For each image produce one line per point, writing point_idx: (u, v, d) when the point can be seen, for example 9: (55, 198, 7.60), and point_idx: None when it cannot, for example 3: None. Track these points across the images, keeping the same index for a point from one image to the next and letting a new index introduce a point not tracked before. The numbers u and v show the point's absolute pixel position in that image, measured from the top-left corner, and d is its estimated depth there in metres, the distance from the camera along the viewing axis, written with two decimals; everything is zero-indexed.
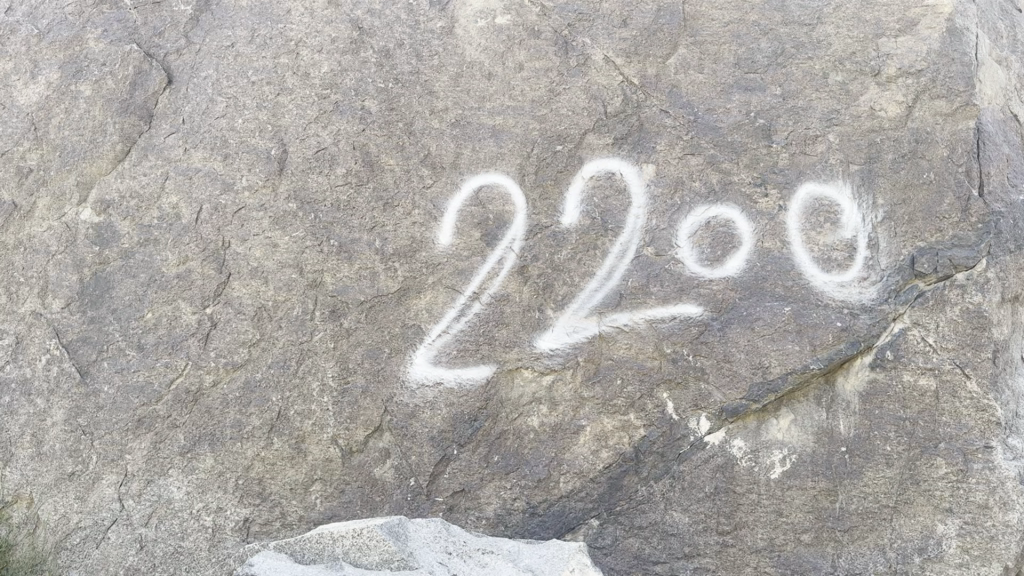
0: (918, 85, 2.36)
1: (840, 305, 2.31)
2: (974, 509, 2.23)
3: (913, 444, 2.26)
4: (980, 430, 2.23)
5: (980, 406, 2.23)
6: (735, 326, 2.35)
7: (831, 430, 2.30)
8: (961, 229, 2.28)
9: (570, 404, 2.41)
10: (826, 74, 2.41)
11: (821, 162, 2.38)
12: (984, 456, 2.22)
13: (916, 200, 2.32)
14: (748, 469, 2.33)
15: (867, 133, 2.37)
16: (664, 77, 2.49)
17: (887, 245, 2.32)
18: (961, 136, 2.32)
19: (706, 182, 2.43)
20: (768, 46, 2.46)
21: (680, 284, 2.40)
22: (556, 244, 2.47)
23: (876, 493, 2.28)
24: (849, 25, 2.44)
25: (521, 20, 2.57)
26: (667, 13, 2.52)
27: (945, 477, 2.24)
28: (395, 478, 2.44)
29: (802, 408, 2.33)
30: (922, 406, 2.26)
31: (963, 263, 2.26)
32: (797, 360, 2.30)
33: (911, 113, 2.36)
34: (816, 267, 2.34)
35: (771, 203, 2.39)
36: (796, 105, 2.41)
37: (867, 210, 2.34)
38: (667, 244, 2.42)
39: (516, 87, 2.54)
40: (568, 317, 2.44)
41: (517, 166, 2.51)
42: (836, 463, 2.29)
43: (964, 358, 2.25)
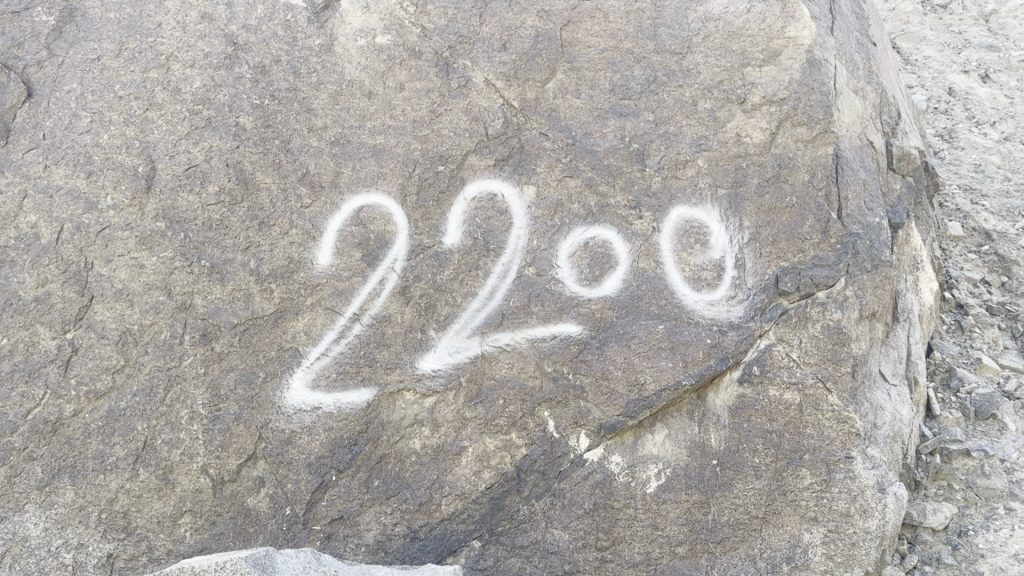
0: (781, 113, 2.48)
1: (710, 322, 2.39)
2: (837, 517, 2.34)
3: (780, 455, 2.36)
4: (842, 441, 2.35)
5: (841, 418, 2.35)
6: (613, 344, 2.40)
7: (703, 444, 2.37)
8: (821, 250, 2.41)
9: (452, 426, 2.39)
10: (695, 102, 2.51)
11: (692, 186, 2.47)
12: (845, 466, 2.34)
13: (779, 222, 2.43)
14: (626, 485, 2.37)
15: (734, 158, 2.47)
16: (543, 100, 2.54)
17: (753, 265, 2.42)
18: (820, 162, 2.46)
19: (584, 204, 2.48)
20: (641, 73, 2.54)
21: (559, 303, 2.43)
22: (438, 264, 2.47)
23: (745, 504, 2.36)
24: (716, 54, 2.53)
25: (402, 41, 2.57)
26: (545, 38, 2.57)
27: (810, 487, 2.35)
28: (270, 508, 2.38)
29: (676, 422, 2.40)
30: (787, 419, 2.36)
31: (823, 282, 2.39)
32: (671, 376, 2.37)
33: (774, 139, 2.48)
34: (688, 286, 2.42)
35: (645, 225, 2.46)
36: (668, 130, 2.50)
37: (735, 232, 2.45)
38: (547, 264, 2.46)
39: (396, 107, 2.53)
40: (450, 337, 2.43)
41: (398, 186, 2.50)
42: (708, 476, 2.36)
43: (826, 372, 2.36)
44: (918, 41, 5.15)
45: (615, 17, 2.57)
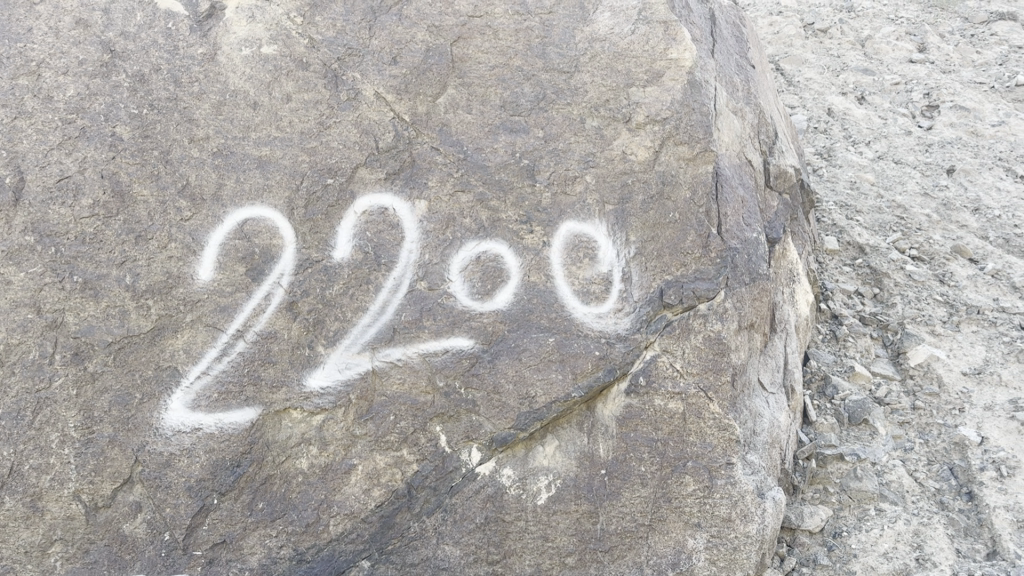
0: (663, 132, 2.57)
1: (598, 335, 2.45)
2: (719, 522, 2.43)
3: (664, 463, 2.42)
4: (723, 448, 2.43)
5: (722, 426, 2.44)
6: (504, 357, 2.42)
7: (592, 455, 2.42)
8: (703, 264, 2.51)
9: (341, 443, 2.35)
10: (583, 120, 2.57)
11: (580, 202, 2.53)
12: (726, 472, 2.42)
13: (664, 237, 2.51)
14: (517, 497, 2.39)
15: (621, 175, 2.54)
16: (434, 115, 2.54)
17: (639, 278, 2.49)
18: (701, 180, 2.56)
19: (475, 218, 2.50)
20: (530, 91, 2.58)
21: (451, 317, 2.43)
22: (327, 279, 2.43)
23: (632, 512, 2.42)
24: (603, 74, 2.60)
25: (289, 51, 2.52)
26: (436, 53, 2.58)
27: (693, 494, 2.42)
28: (148, 534, 2.29)
29: (566, 434, 2.43)
30: (671, 428, 2.43)
31: (704, 295, 2.49)
32: (560, 389, 2.41)
33: (658, 157, 2.56)
34: (577, 299, 2.47)
35: (536, 239, 2.50)
36: (557, 147, 2.55)
37: (622, 246, 2.51)
38: (439, 278, 2.46)
39: (283, 118, 2.48)
40: (339, 353, 2.39)
41: (285, 199, 2.44)
42: (596, 486, 2.41)
43: (707, 382, 2.45)
44: (800, 64, 5.45)
45: (505, 34, 2.61)
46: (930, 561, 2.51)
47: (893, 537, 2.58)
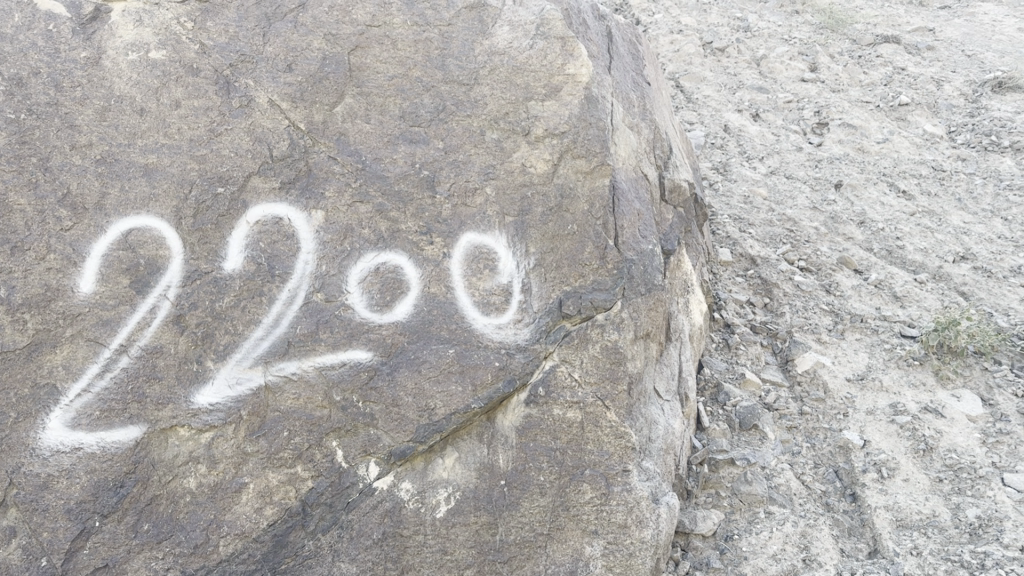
0: (562, 145, 2.60)
1: (498, 346, 2.45)
2: (615, 529, 2.44)
3: (563, 472, 2.44)
4: (619, 455, 2.47)
5: (619, 433, 2.47)
6: (403, 370, 2.39)
7: (491, 466, 2.42)
8: (600, 275, 2.55)
9: (232, 461, 2.28)
10: (483, 132, 2.58)
11: (480, 214, 2.53)
12: (623, 479, 2.46)
13: (562, 248, 2.55)
14: (415, 511, 2.36)
15: (520, 187, 2.57)
16: (331, 124, 2.51)
17: (538, 289, 2.52)
18: (598, 193, 2.60)
19: (374, 229, 2.47)
20: (430, 102, 2.58)
21: (349, 330, 2.39)
22: (217, 291, 2.35)
23: (531, 522, 2.42)
24: (502, 87, 2.63)
25: (179, 57, 2.46)
26: (332, 62, 2.55)
27: (591, 501, 2.44)
28: (23, 560, 2.16)
29: (465, 445, 2.43)
30: (570, 437, 2.46)
31: (602, 305, 2.53)
32: (460, 400, 2.40)
33: (556, 170, 2.59)
34: (477, 310, 2.47)
35: (436, 251, 2.49)
36: (457, 158, 2.55)
37: (521, 257, 2.53)
38: (336, 290, 2.42)
39: (171, 125, 2.40)
40: (230, 368, 2.32)
41: (173, 208, 2.36)
42: (496, 497, 2.41)
43: (605, 391, 2.48)
44: (699, 81, 5.67)
45: (404, 45, 2.61)
46: (816, 561, 2.57)
47: (781, 539, 2.64)
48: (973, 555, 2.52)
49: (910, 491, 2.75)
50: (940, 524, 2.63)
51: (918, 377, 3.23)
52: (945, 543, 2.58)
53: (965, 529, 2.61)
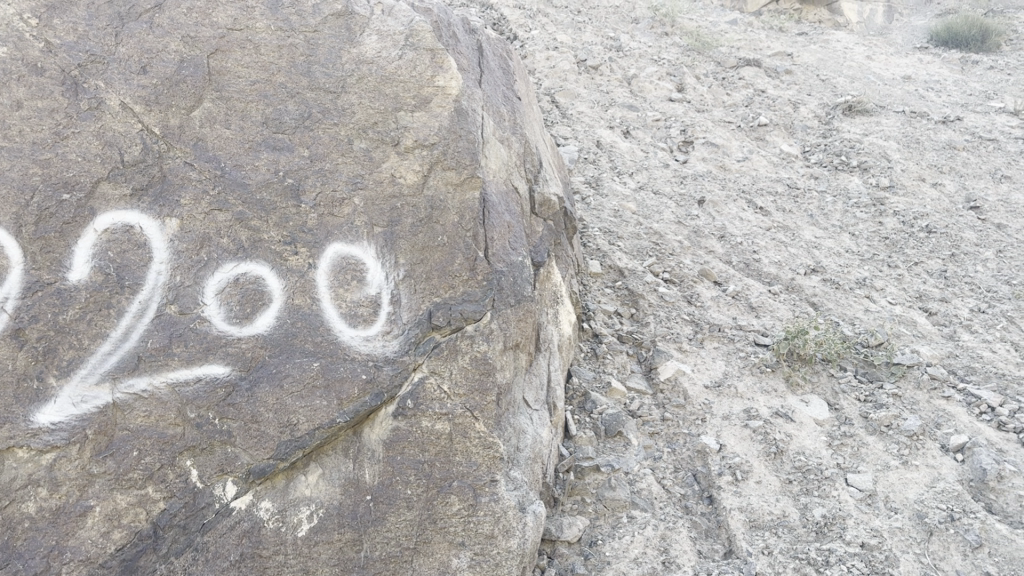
0: (431, 157, 2.59)
1: (365, 358, 2.40)
2: (482, 539, 2.40)
3: (430, 484, 2.39)
4: (487, 466, 2.44)
5: (487, 443, 2.45)
6: (264, 384, 2.31)
7: (357, 481, 2.35)
8: (470, 286, 2.54)
9: (76, 484, 2.13)
10: (350, 141, 2.54)
11: (348, 224, 2.49)
12: (490, 490, 2.42)
13: (432, 260, 2.53)
14: (275, 530, 2.27)
15: (389, 198, 2.54)
16: (188, 129, 2.41)
17: (407, 300, 2.48)
18: (468, 205, 2.61)
19: (234, 238, 2.38)
20: (294, 109, 2.51)
21: (206, 343, 2.29)
22: (61, 303, 2.21)
23: (396, 537, 2.36)
24: (370, 96, 2.59)
25: (21, 54, 2.30)
26: (191, 65, 2.45)
27: (457, 513, 2.39)
28: None
29: (330, 461, 2.36)
30: (438, 448, 2.41)
31: (472, 316, 2.52)
32: (324, 415, 2.33)
33: (426, 181, 2.58)
34: (344, 321, 2.42)
35: (300, 261, 2.43)
36: (323, 167, 2.50)
37: (390, 269, 2.50)
38: (192, 302, 2.31)
39: (12, 127, 2.25)
40: (75, 385, 2.17)
41: (13, 215, 2.21)
42: (361, 512, 2.34)
43: (474, 402, 2.46)
44: (573, 97, 5.80)
45: (267, 50, 2.54)
46: (674, 562, 2.63)
47: (642, 543, 2.68)
48: (819, 552, 2.64)
49: (762, 493, 2.88)
50: (789, 523, 2.76)
51: (770, 384, 3.42)
52: (794, 542, 2.69)
53: (812, 528, 2.74)
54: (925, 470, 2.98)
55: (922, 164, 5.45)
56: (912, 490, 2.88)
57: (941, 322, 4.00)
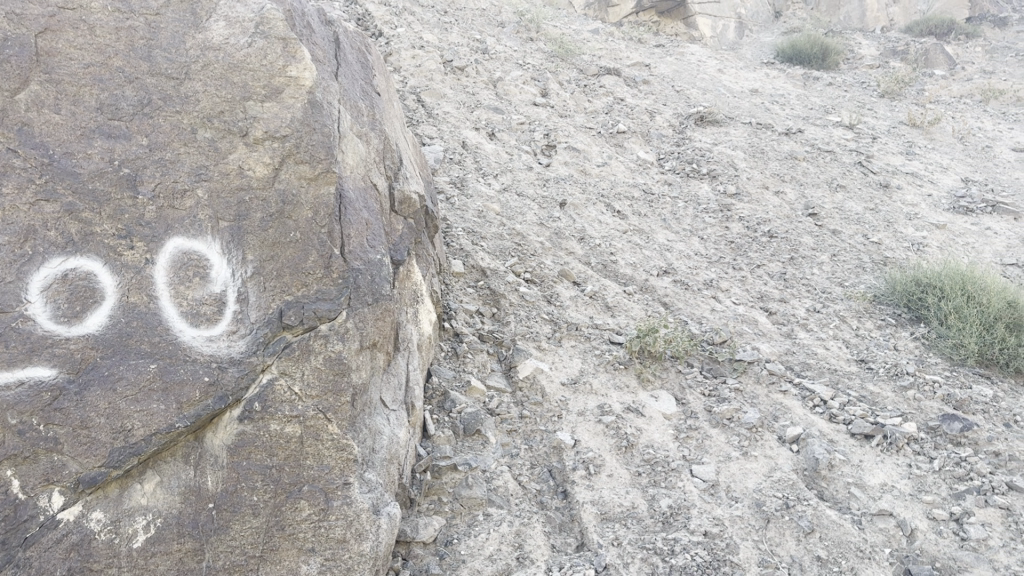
0: (282, 149, 2.49)
1: (208, 359, 2.26)
2: (333, 544, 2.32)
3: (278, 490, 2.29)
4: (340, 468, 2.36)
5: (340, 446, 2.36)
6: (95, 388, 2.13)
7: (199, 488, 2.23)
8: (324, 284, 2.45)
9: None
10: (194, 130, 2.41)
11: (190, 218, 2.36)
12: (343, 493, 2.34)
13: (283, 256, 2.43)
14: (107, 542, 2.12)
15: (236, 191, 2.43)
16: (11, 112, 2.21)
17: (256, 298, 2.37)
18: (322, 201, 2.52)
19: (63, 231, 2.21)
20: (133, 95, 2.36)
21: (29, 344, 2.10)
22: None
23: (242, 545, 2.26)
24: (216, 84, 2.46)
25: None
26: (15, 43, 2.25)
27: (307, 518, 2.31)
28: None
29: (169, 468, 2.21)
30: (287, 452, 2.31)
31: (325, 315, 2.43)
32: (162, 420, 2.17)
33: (277, 175, 2.48)
34: (185, 321, 2.28)
35: (137, 256, 2.28)
36: (164, 157, 2.36)
37: (236, 265, 2.38)
38: (14, 299, 2.11)
39: None
40: None
41: None
42: (203, 521, 2.21)
43: (327, 403, 2.36)
44: (439, 97, 5.77)
45: (103, 31, 2.36)
46: (528, 558, 2.63)
47: (497, 540, 2.68)
48: (665, 542, 2.72)
49: (614, 485, 2.97)
50: (638, 514, 2.84)
51: (623, 380, 3.53)
52: (642, 533, 2.77)
53: (659, 518, 2.83)
54: (762, 460, 3.17)
55: (766, 173, 5.81)
56: (751, 480, 3.05)
57: (781, 321, 4.26)
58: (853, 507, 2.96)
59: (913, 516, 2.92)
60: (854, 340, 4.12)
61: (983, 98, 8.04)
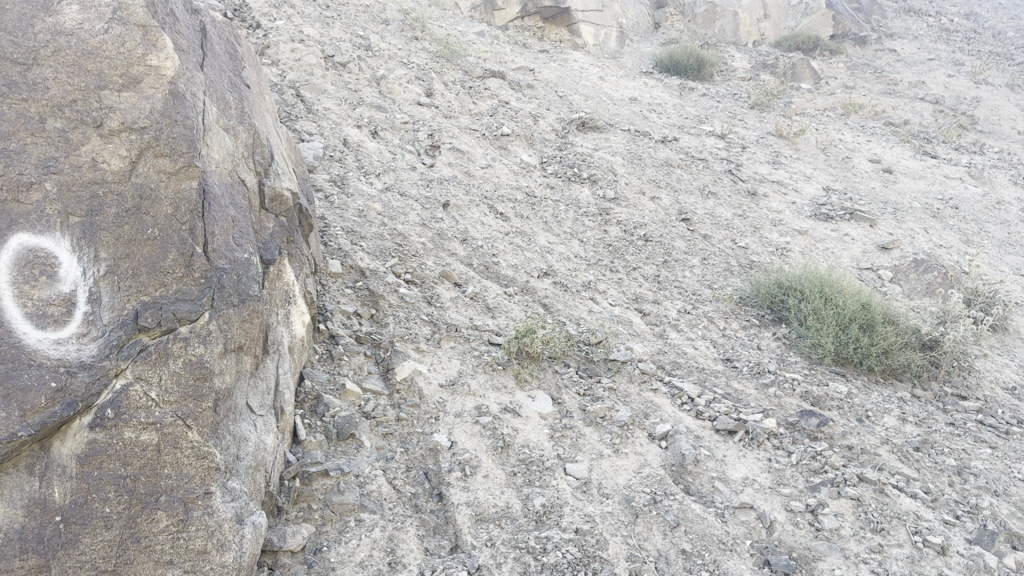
0: (141, 142, 2.36)
1: (56, 363, 2.07)
2: (193, 556, 2.20)
3: (133, 500, 2.15)
4: (200, 477, 2.25)
5: (201, 454, 2.25)
6: None
7: (44, 501, 2.04)
8: (185, 284, 2.34)
9: None
10: (42, 120, 2.24)
11: (37, 212, 2.18)
12: (203, 503, 2.23)
13: (139, 255, 2.29)
14: None
15: (88, 185, 2.27)
16: None
17: (110, 299, 2.22)
18: (184, 196, 2.42)
19: None
20: None
21: None
22: None
23: (92, 560, 2.09)
24: (67, 71, 2.30)
25: None
26: None
27: (165, 530, 2.18)
28: None
29: (10, 481, 2.01)
30: (143, 461, 2.17)
31: (185, 317, 2.32)
32: (3, 429, 1.95)
33: (134, 169, 2.34)
34: (30, 323, 2.09)
35: None
36: (7, 147, 2.18)
37: (88, 264, 2.22)
38: None
39: None
40: None
41: None
42: (49, 535, 2.03)
43: (186, 409, 2.26)
44: (319, 93, 5.63)
45: None
46: (400, 562, 2.59)
47: (368, 545, 2.62)
48: (537, 540, 2.75)
49: (489, 486, 2.98)
50: (512, 514, 2.87)
51: (501, 381, 3.55)
52: (515, 532, 2.79)
53: (532, 517, 2.87)
54: (633, 456, 3.26)
55: (643, 179, 6.00)
56: (621, 476, 3.14)
57: (654, 321, 4.41)
58: (717, 501, 3.09)
59: (772, 509, 3.07)
60: (721, 340, 4.31)
61: (844, 111, 8.60)
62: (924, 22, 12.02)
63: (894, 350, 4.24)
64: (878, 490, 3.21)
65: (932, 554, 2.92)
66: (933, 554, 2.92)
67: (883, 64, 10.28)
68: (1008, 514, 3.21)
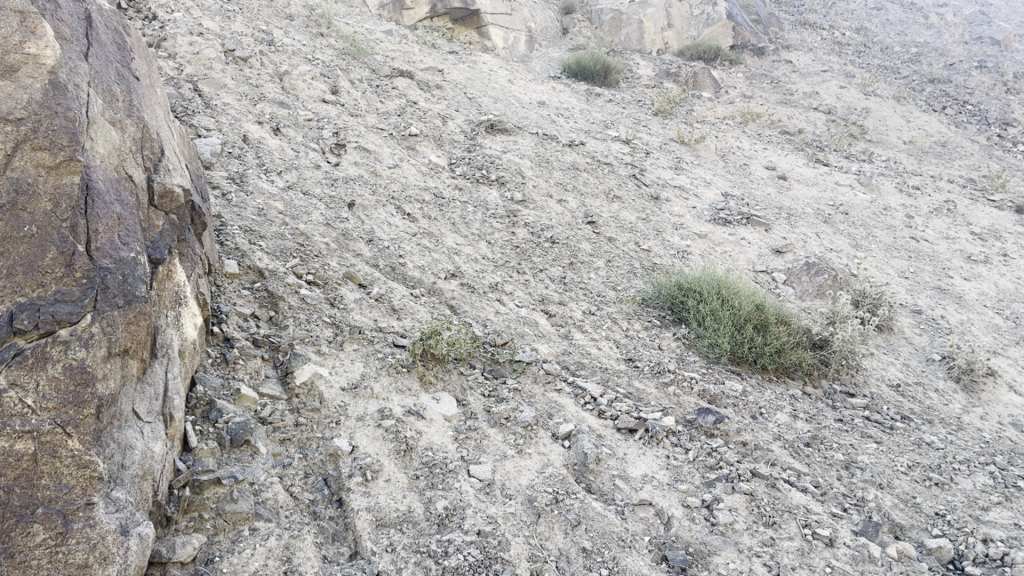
0: (18, 133, 2.23)
1: None
2: (74, 571, 2.04)
3: (6, 513, 1.99)
4: (82, 488, 2.11)
5: (82, 463, 2.12)
6: None
7: None
8: (64, 285, 2.21)
9: None
10: None
11: None
12: (85, 514, 2.09)
13: (15, 253, 2.15)
14: None
15: None
16: None
17: None
18: (64, 192, 2.28)
19: None
20: None
21: None
22: None
23: None
24: None
25: None
26: None
27: (42, 543, 2.02)
28: None
29: None
30: (17, 472, 2.03)
31: (65, 319, 2.19)
32: None
33: (9, 162, 2.20)
34: None
35: None
36: None
37: None
38: None
39: None
40: None
41: None
42: None
43: (66, 417, 2.12)
44: (218, 87, 5.45)
45: None
46: (296, 572, 2.53)
47: (263, 555, 2.54)
48: (439, 544, 2.74)
49: (390, 490, 2.94)
50: (413, 519, 2.84)
51: (405, 383, 3.51)
52: (416, 536, 2.77)
53: (434, 520, 2.85)
54: (536, 457, 3.29)
55: (550, 182, 6.07)
56: (524, 477, 3.16)
57: (559, 322, 4.46)
58: (617, 499, 3.15)
59: (669, 505, 3.15)
60: (624, 340, 4.40)
61: (742, 119, 8.93)
62: (818, 35, 12.62)
63: (787, 350, 4.42)
64: (770, 485, 3.34)
65: (820, 546, 3.05)
66: (822, 546, 3.05)
67: (779, 75, 10.74)
68: (890, 505, 3.39)
